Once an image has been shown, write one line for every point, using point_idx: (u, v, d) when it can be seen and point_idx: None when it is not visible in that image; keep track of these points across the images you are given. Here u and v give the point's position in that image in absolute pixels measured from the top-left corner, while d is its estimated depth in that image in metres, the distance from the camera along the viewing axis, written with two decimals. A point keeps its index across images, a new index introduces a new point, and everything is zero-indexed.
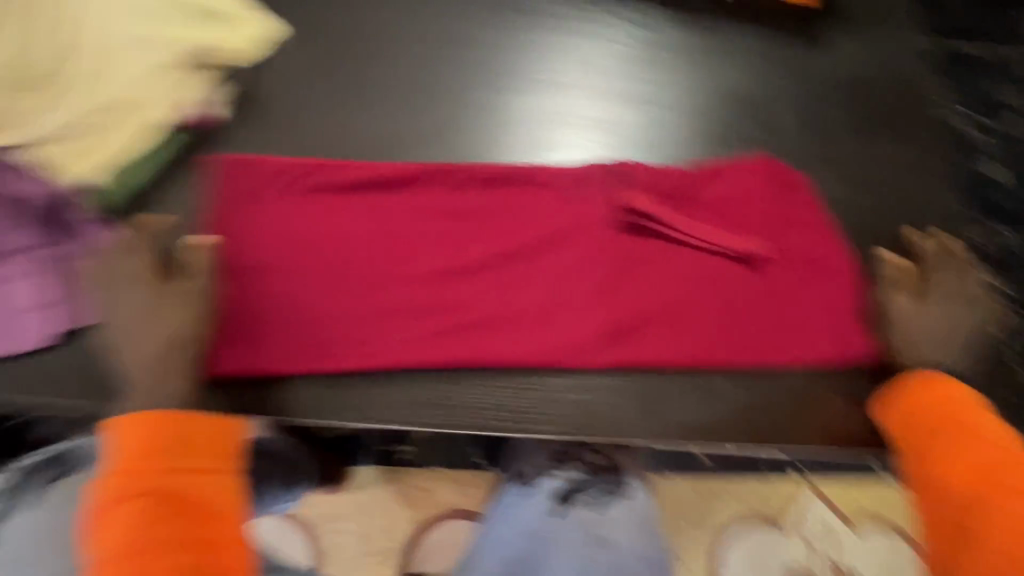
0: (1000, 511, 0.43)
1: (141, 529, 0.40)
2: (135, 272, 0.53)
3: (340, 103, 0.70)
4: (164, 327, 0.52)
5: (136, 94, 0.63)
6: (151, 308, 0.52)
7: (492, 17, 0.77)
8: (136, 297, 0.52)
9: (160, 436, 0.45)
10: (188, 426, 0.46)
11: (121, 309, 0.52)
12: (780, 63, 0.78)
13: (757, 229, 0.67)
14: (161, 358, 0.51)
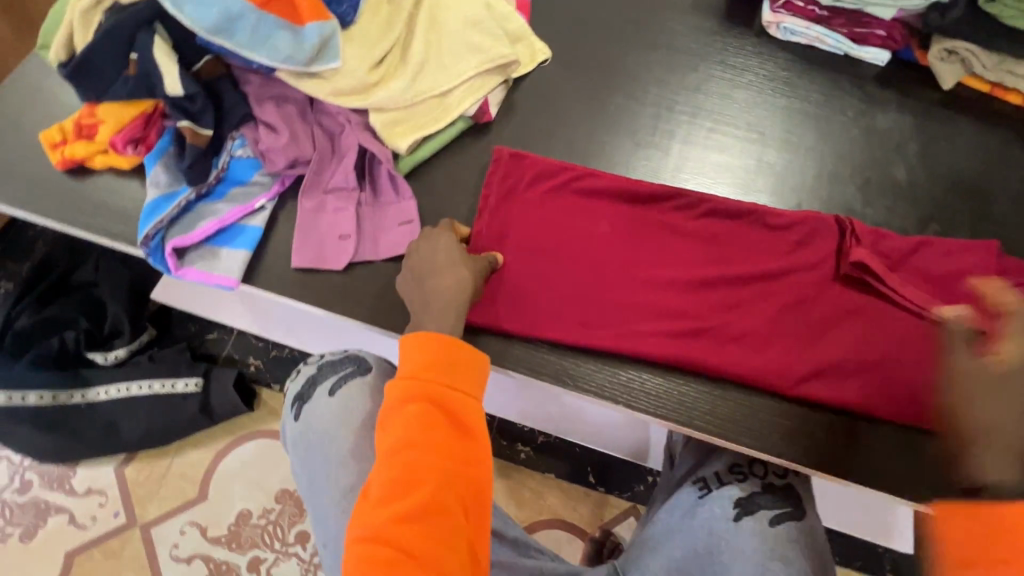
0: None
1: (420, 427, 0.51)
2: (449, 241, 0.65)
3: (589, 123, 0.81)
4: (459, 281, 0.62)
5: (441, 79, 0.73)
6: (454, 265, 0.63)
7: (730, 73, 0.86)
8: (446, 254, 0.64)
9: (434, 357, 0.55)
10: (458, 349, 0.56)
11: (436, 256, 0.63)
12: (1004, 159, 0.81)
13: (981, 308, 0.68)
14: (452, 304, 0.61)
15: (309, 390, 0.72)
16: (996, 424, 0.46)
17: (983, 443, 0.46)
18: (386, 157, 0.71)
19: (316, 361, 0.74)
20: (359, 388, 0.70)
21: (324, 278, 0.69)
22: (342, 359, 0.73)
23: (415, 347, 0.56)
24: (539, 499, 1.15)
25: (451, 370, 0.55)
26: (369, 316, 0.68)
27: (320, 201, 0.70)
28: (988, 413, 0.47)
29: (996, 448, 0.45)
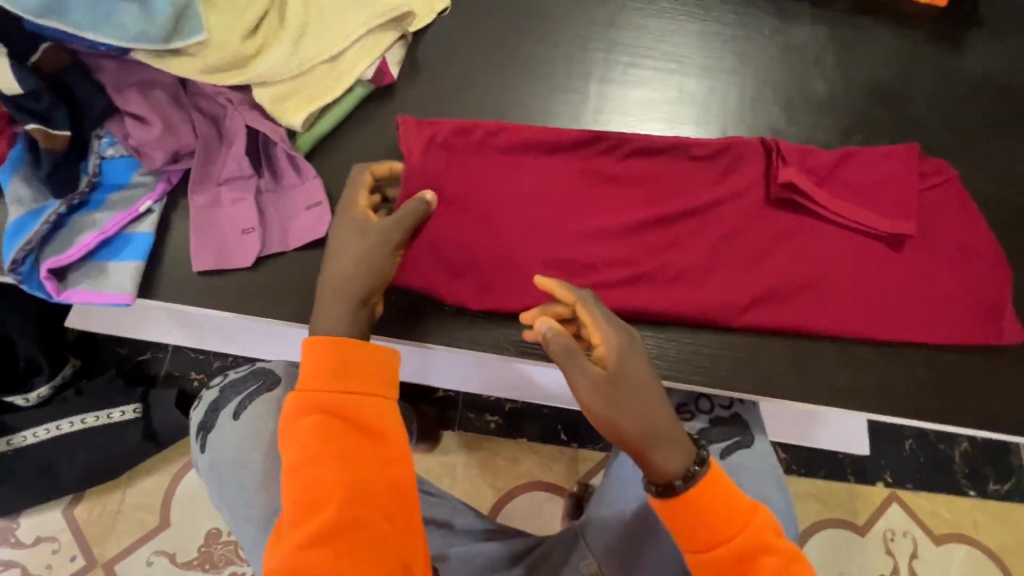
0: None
1: (316, 443, 0.49)
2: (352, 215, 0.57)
3: (502, 73, 0.76)
4: (347, 267, 0.54)
5: (328, 42, 0.66)
6: (344, 245, 0.55)
7: (641, 1, 0.81)
8: (343, 230, 0.56)
9: (325, 362, 0.50)
10: (349, 351, 0.51)
11: (335, 240, 0.56)
12: (919, 61, 0.80)
13: (908, 211, 0.67)
14: (337, 297, 0.54)
15: (212, 418, 0.69)
16: (635, 429, 0.51)
17: (641, 450, 0.51)
18: (281, 137, 0.64)
19: (217, 385, 0.71)
20: (265, 405, 0.67)
21: (235, 279, 0.63)
22: (246, 377, 0.70)
23: (308, 352, 0.51)
24: (515, 465, 1.15)
25: (342, 376, 0.50)
26: (291, 313, 0.63)
27: (214, 195, 0.63)
28: (622, 415, 0.51)
29: (664, 441, 0.51)
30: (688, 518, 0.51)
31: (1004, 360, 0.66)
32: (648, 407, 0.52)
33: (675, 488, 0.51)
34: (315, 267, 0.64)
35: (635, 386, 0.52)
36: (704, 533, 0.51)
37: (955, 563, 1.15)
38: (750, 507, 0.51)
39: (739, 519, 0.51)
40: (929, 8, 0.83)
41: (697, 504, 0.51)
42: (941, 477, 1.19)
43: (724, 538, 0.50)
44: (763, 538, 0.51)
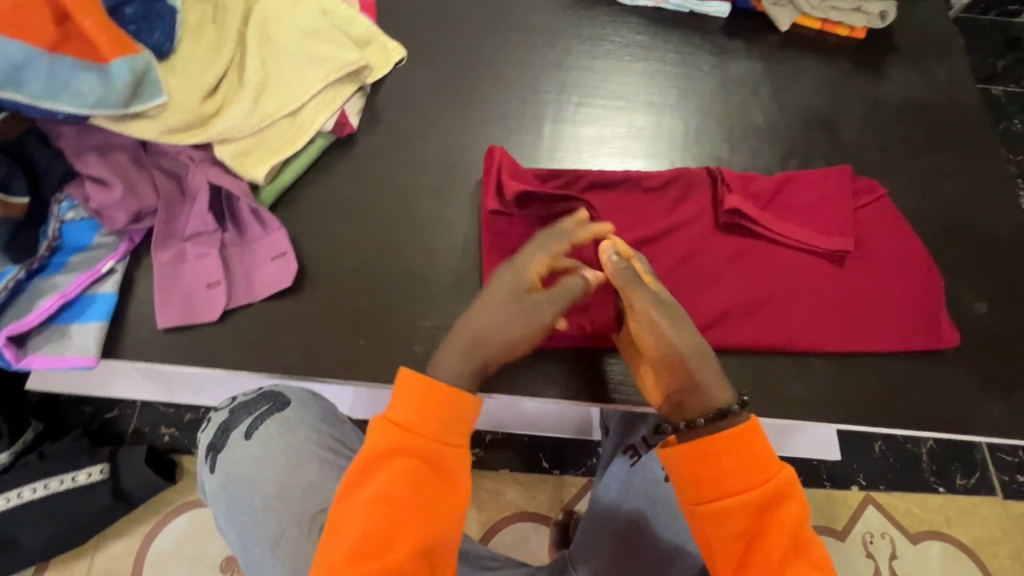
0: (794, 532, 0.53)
1: (401, 486, 0.50)
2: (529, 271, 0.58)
3: (459, 117, 0.79)
4: (495, 330, 0.56)
5: (288, 97, 0.68)
6: (502, 306, 0.56)
7: (588, 44, 0.87)
8: (503, 287, 0.57)
9: (428, 407, 0.52)
10: (450, 402, 0.53)
11: (505, 299, 0.57)
12: (845, 88, 0.87)
13: (846, 229, 0.72)
14: (471, 354, 0.56)
15: (222, 438, 0.65)
16: (689, 350, 0.57)
17: (693, 372, 0.57)
18: (243, 191, 0.65)
19: (226, 405, 0.67)
20: (278, 427, 0.65)
21: (201, 334, 0.64)
22: (256, 398, 0.67)
23: (407, 386, 0.53)
24: (498, 497, 1.14)
25: (437, 423, 0.52)
26: (260, 364, 0.63)
27: (178, 251, 0.64)
28: (677, 336, 0.57)
29: (709, 364, 0.58)
30: (711, 463, 0.54)
31: (947, 363, 0.70)
32: (696, 335, 0.59)
33: (724, 413, 0.56)
34: (282, 316, 0.65)
35: (683, 315, 0.59)
36: (729, 478, 0.53)
37: (933, 561, 1.18)
38: (774, 463, 0.54)
39: (759, 471, 0.54)
40: (850, 40, 0.91)
41: (724, 451, 0.54)
42: (911, 475, 1.23)
43: (742, 486, 0.53)
44: (784, 492, 0.54)
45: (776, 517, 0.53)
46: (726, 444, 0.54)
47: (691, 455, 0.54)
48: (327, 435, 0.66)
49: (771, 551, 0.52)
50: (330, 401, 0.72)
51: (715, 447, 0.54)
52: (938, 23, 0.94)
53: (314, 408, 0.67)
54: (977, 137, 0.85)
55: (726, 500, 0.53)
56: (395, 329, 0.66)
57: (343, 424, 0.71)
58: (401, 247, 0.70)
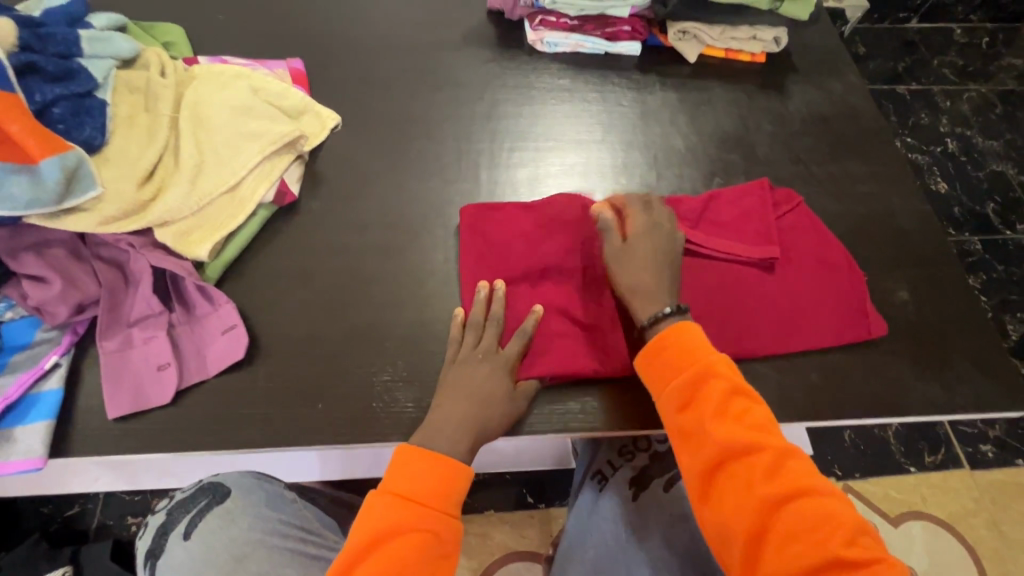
0: (736, 403, 0.59)
1: (410, 555, 0.55)
2: (499, 378, 0.64)
3: (397, 172, 0.82)
4: (489, 419, 0.62)
5: (225, 174, 0.70)
6: (492, 396, 0.63)
7: (514, 93, 0.92)
8: (483, 373, 0.64)
9: (422, 475, 0.58)
10: (442, 468, 0.58)
11: (486, 401, 0.63)
12: (753, 107, 0.94)
13: (771, 239, 0.77)
14: (465, 436, 0.61)
15: (160, 543, 0.62)
16: (624, 275, 0.66)
17: (626, 293, 0.66)
18: (187, 270, 0.66)
19: (164, 507, 0.65)
20: (218, 521, 0.63)
21: (153, 418, 0.63)
22: (193, 494, 0.65)
23: (407, 459, 0.59)
24: (487, 540, 1.12)
25: (433, 489, 0.58)
26: (215, 441, 0.62)
27: (125, 337, 0.64)
28: (621, 264, 0.67)
29: (645, 284, 0.66)
30: (656, 358, 0.62)
31: (879, 352, 0.75)
32: (642, 263, 0.66)
33: (648, 323, 0.64)
34: (236, 390, 0.65)
35: (639, 254, 0.67)
36: (665, 365, 0.62)
37: (917, 541, 1.20)
38: (705, 346, 0.61)
39: (692, 356, 0.61)
40: (752, 64, 0.99)
41: (665, 346, 0.62)
42: (880, 460, 1.28)
43: (684, 374, 0.60)
44: (716, 369, 0.60)
45: (706, 391, 0.59)
46: (666, 341, 0.62)
47: (641, 355, 0.63)
48: (272, 520, 0.65)
49: (705, 416, 0.58)
50: (277, 484, 0.71)
51: (655, 344, 0.63)
52: (830, 40, 1.03)
53: (257, 494, 0.67)
54: (876, 139, 0.93)
55: (675, 388, 0.60)
56: (351, 388, 0.66)
57: (295, 504, 0.71)
58: (353, 306, 0.71)
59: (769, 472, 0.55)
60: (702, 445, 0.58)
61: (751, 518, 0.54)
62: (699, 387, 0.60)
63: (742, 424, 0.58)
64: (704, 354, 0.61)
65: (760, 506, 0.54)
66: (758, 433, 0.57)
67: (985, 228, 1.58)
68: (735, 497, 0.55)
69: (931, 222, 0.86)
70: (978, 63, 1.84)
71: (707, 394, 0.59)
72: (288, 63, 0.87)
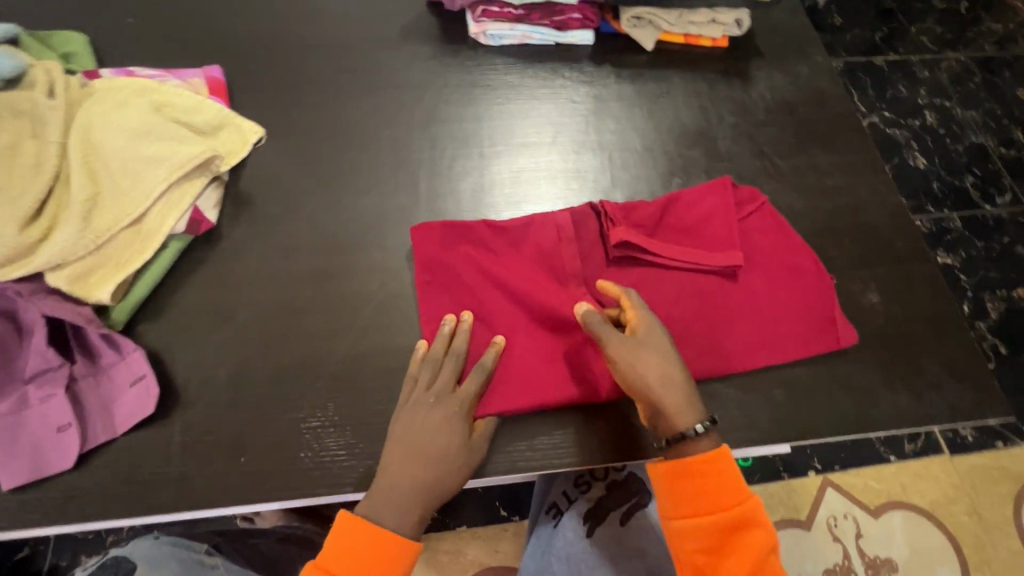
0: (763, 560, 0.55)
1: None
2: (455, 424, 0.59)
3: (328, 188, 0.76)
4: (442, 474, 0.57)
5: (127, 205, 0.63)
6: (442, 447, 0.58)
7: (456, 92, 0.85)
8: (436, 420, 0.58)
9: (363, 546, 0.54)
10: (385, 539, 0.55)
11: (439, 451, 0.57)
12: (715, 97, 0.88)
13: (732, 244, 0.71)
14: (414, 495, 0.56)
15: None
16: (649, 377, 0.58)
17: (658, 395, 0.58)
18: (86, 318, 0.59)
19: None
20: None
21: (57, 485, 0.57)
22: None
23: (347, 530, 0.54)
24: (459, 558, 1.09)
25: (372, 563, 0.54)
26: (125, 507, 0.57)
27: (20, 397, 0.57)
28: (643, 362, 0.59)
29: (670, 384, 0.59)
30: (684, 481, 0.57)
31: (848, 363, 0.71)
32: (665, 359, 0.60)
33: (685, 437, 0.57)
34: (149, 447, 0.59)
35: (654, 348, 0.60)
36: (697, 499, 0.56)
37: (897, 532, 1.18)
38: (745, 489, 0.56)
39: (728, 497, 0.56)
40: (713, 49, 0.92)
41: (694, 470, 0.56)
42: (859, 450, 1.25)
43: (715, 512, 0.55)
44: (753, 518, 0.56)
45: (739, 542, 0.55)
46: (697, 465, 0.56)
47: (662, 476, 0.57)
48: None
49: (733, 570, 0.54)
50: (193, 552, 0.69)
51: (686, 466, 0.56)
52: (796, 18, 0.97)
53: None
54: (845, 126, 0.87)
55: (701, 522, 0.55)
56: (278, 437, 0.61)
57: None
58: (279, 344, 0.66)
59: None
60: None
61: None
62: (727, 533, 0.55)
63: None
64: (741, 499, 0.56)
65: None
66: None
67: (964, 203, 1.54)
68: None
69: (903, 216, 0.81)
70: (957, 29, 1.77)
71: (735, 544, 0.55)
72: (204, 71, 0.79)
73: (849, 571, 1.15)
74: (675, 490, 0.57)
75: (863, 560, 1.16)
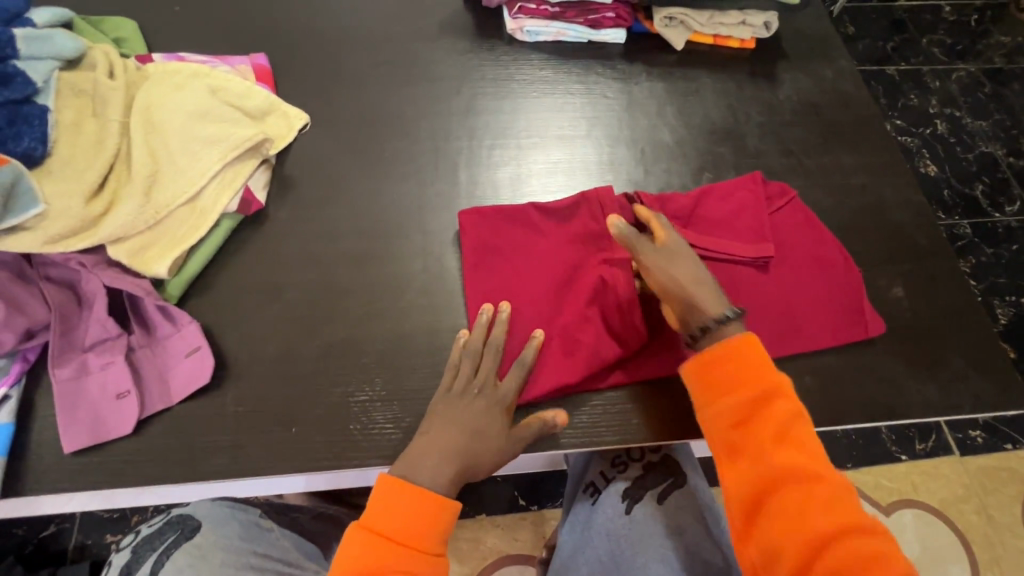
0: (795, 431, 0.56)
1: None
2: (491, 414, 0.60)
3: (371, 175, 0.78)
4: (481, 455, 0.59)
5: (183, 183, 0.65)
6: (486, 437, 0.59)
7: (493, 85, 0.87)
8: (477, 406, 0.60)
9: (404, 507, 0.56)
10: (425, 500, 0.56)
11: (475, 439, 0.59)
12: (743, 97, 0.90)
13: (763, 236, 0.73)
14: (453, 464, 0.58)
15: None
16: (681, 276, 0.62)
17: (686, 294, 0.62)
18: (145, 289, 0.61)
19: (128, 546, 0.69)
20: (188, 557, 0.66)
21: (116, 450, 0.59)
22: (161, 530, 0.69)
23: (389, 490, 0.56)
24: (478, 545, 1.10)
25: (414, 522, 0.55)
26: (181, 473, 0.59)
27: (80, 364, 0.59)
28: (671, 268, 0.63)
29: (699, 283, 0.63)
30: (714, 368, 0.59)
31: (874, 352, 0.73)
32: (692, 263, 0.64)
33: (714, 327, 0.61)
34: (203, 417, 0.61)
35: (680, 253, 0.64)
36: (726, 381, 0.58)
37: (908, 530, 1.20)
38: (773, 369, 0.58)
39: (755, 376, 0.58)
40: (741, 51, 0.95)
41: (723, 355, 0.59)
42: (871, 450, 1.27)
43: (745, 391, 0.57)
44: (781, 394, 0.57)
45: (765, 413, 0.56)
46: (725, 350, 0.59)
47: (694, 366, 0.60)
48: (246, 551, 0.69)
49: (763, 439, 0.55)
50: (252, 512, 0.76)
51: (714, 354, 0.59)
52: (820, 23, 0.99)
53: (231, 525, 0.71)
54: (868, 128, 0.90)
55: (731, 403, 0.58)
56: (326, 410, 0.63)
57: (270, 532, 0.75)
58: (325, 322, 0.68)
59: (822, 502, 0.52)
60: (754, 467, 0.55)
61: (802, 555, 0.51)
62: (757, 407, 0.57)
63: (800, 451, 0.55)
64: (769, 378, 0.58)
65: (809, 542, 0.51)
66: (814, 462, 0.54)
67: (974, 210, 1.56)
68: (782, 528, 0.52)
69: (925, 214, 0.83)
70: (967, 41, 1.81)
71: (764, 416, 0.56)
72: (250, 58, 0.82)
73: None
74: (706, 378, 0.59)
75: None
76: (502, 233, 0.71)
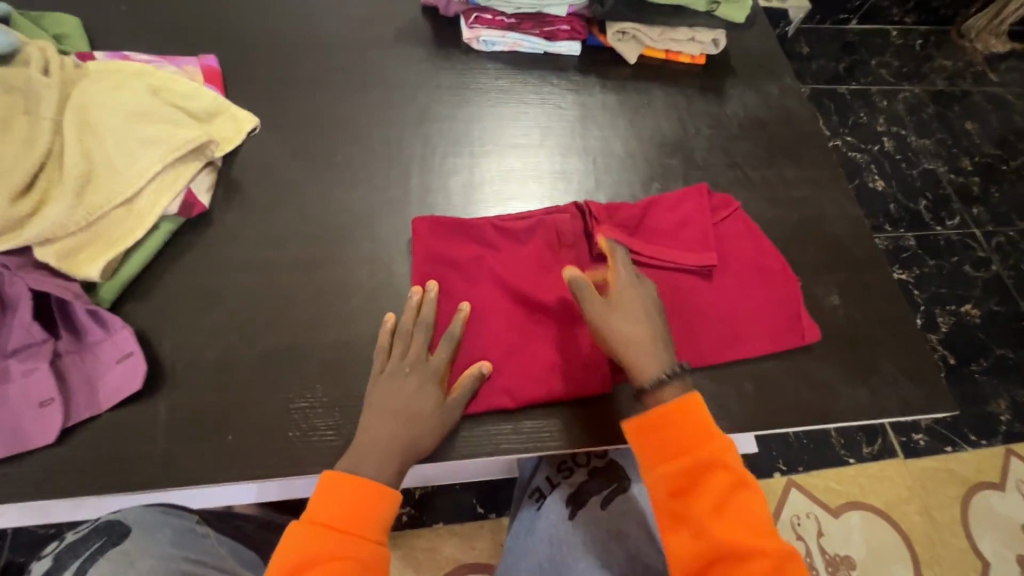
0: (735, 493, 0.56)
1: None
2: (424, 388, 0.61)
3: (321, 179, 0.77)
4: (419, 434, 0.59)
5: (119, 184, 0.63)
6: (420, 411, 0.60)
7: (448, 93, 0.88)
8: (411, 386, 0.61)
9: (345, 497, 0.55)
10: (365, 487, 0.56)
11: (410, 416, 0.60)
12: (693, 111, 0.93)
13: (708, 246, 0.76)
14: (391, 452, 0.58)
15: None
16: (622, 328, 0.62)
17: (627, 346, 0.62)
18: (75, 293, 0.59)
19: (53, 552, 0.63)
20: (112, 564, 0.58)
21: (39, 460, 0.57)
22: (87, 536, 0.63)
23: (330, 483, 0.55)
24: (435, 555, 1.09)
25: (355, 511, 0.55)
26: (107, 484, 0.57)
27: (0, 370, 0.56)
28: (613, 319, 0.63)
29: (648, 344, 0.62)
30: (655, 428, 0.59)
31: (811, 358, 0.76)
32: (638, 316, 0.63)
33: (653, 386, 0.61)
34: (134, 426, 0.59)
35: (626, 306, 0.64)
36: (667, 444, 0.58)
37: (855, 531, 1.24)
38: (715, 432, 0.59)
39: (697, 442, 0.58)
40: (692, 67, 0.98)
41: (666, 418, 0.59)
42: (821, 453, 1.31)
43: (686, 456, 0.58)
44: (721, 459, 0.57)
45: (706, 480, 0.56)
46: (667, 412, 0.59)
47: (635, 426, 0.60)
48: (178, 558, 0.62)
49: (702, 508, 0.55)
50: (189, 517, 0.71)
51: (654, 414, 0.60)
52: (767, 42, 1.04)
53: (163, 531, 0.65)
54: (810, 143, 0.94)
55: (672, 466, 0.58)
56: (266, 417, 0.62)
57: (206, 539, 0.70)
58: (267, 328, 0.66)
59: None
60: (694, 537, 0.55)
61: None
62: (698, 472, 0.57)
63: (741, 521, 0.55)
64: (712, 443, 0.58)
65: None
66: (756, 533, 0.54)
67: (918, 224, 1.64)
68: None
69: (861, 227, 0.87)
70: (913, 65, 1.91)
71: (705, 480, 0.57)
72: (199, 59, 0.80)
73: (810, 568, 1.20)
74: (648, 439, 0.59)
75: (824, 558, 1.21)
76: (452, 240, 0.71)
